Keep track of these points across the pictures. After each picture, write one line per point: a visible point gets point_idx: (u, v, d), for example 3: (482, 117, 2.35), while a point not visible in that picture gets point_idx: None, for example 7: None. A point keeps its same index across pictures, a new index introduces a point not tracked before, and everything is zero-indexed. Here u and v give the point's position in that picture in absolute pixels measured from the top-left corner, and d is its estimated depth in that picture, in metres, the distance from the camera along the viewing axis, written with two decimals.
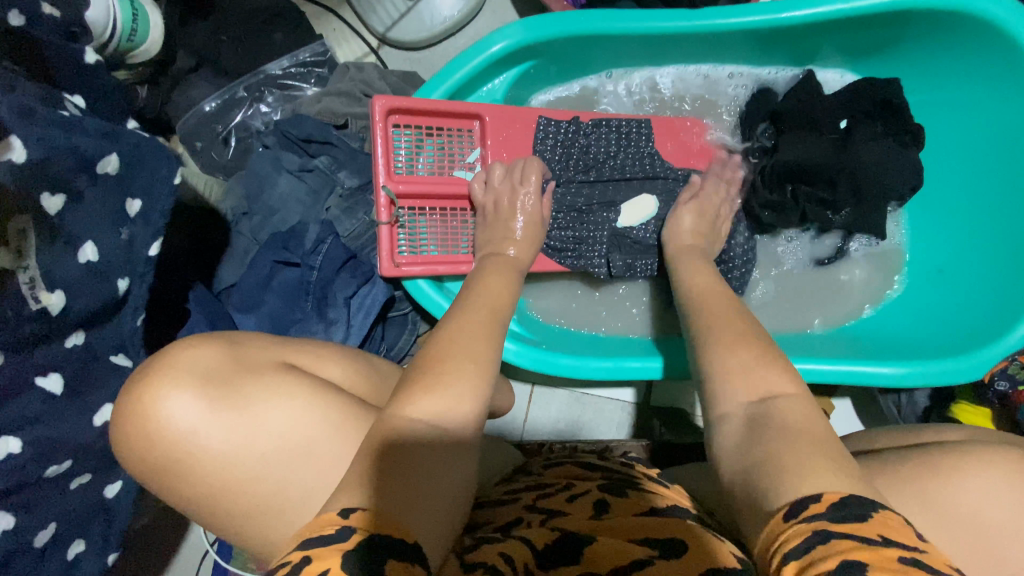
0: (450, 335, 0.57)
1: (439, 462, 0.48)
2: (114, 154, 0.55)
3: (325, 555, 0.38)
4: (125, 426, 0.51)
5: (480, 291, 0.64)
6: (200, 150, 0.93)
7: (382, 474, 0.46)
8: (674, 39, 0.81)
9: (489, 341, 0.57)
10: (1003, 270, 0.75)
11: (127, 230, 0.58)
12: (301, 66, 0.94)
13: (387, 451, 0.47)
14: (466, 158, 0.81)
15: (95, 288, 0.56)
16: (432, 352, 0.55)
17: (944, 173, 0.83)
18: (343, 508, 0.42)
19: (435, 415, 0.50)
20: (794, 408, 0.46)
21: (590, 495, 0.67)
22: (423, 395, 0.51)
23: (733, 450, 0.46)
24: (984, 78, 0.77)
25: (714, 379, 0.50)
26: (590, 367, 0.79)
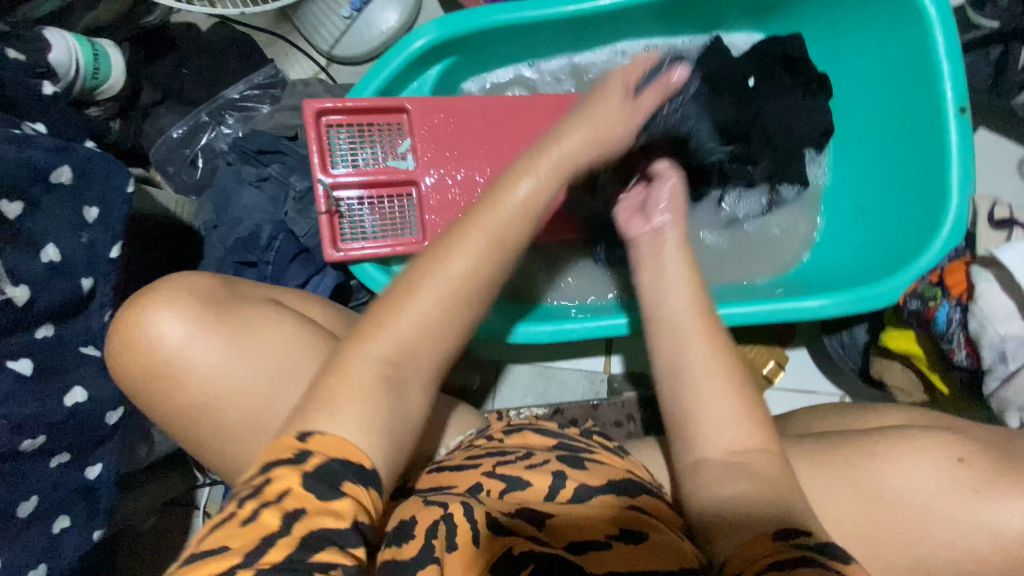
0: (433, 258, 0.50)
1: (395, 393, 0.46)
2: (66, 165, 0.64)
3: (285, 473, 0.39)
4: (119, 344, 0.58)
5: (496, 197, 0.54)
6: (172, 173, 1.01)
7: (339, 394, 0.44)
8: (581, 22, 0.88)
9: (457, 261, 0.50)
10: (913, 199, 0.78)
11: (88, 234, 0.66)
12: (256, 89, 1.03)
13: (341, 372, 0.45)
14: (398, 149, 0.87)
15: (58, 285, 0.64)
16: (414, 274, 0.50)
17: (853, 116, 0.86)
18: (304, 431, 0.42)
19: (400, 344, 0.47)
20: (766, 463, 0.50)
21: (548, 463, 0.62)
22: (393, 325, 0.47)
23: (711, 485, 0.50)
24: (870, 21, 0.81)
25: (734, 408, 0.52)
26: (533, 332, 0.83)
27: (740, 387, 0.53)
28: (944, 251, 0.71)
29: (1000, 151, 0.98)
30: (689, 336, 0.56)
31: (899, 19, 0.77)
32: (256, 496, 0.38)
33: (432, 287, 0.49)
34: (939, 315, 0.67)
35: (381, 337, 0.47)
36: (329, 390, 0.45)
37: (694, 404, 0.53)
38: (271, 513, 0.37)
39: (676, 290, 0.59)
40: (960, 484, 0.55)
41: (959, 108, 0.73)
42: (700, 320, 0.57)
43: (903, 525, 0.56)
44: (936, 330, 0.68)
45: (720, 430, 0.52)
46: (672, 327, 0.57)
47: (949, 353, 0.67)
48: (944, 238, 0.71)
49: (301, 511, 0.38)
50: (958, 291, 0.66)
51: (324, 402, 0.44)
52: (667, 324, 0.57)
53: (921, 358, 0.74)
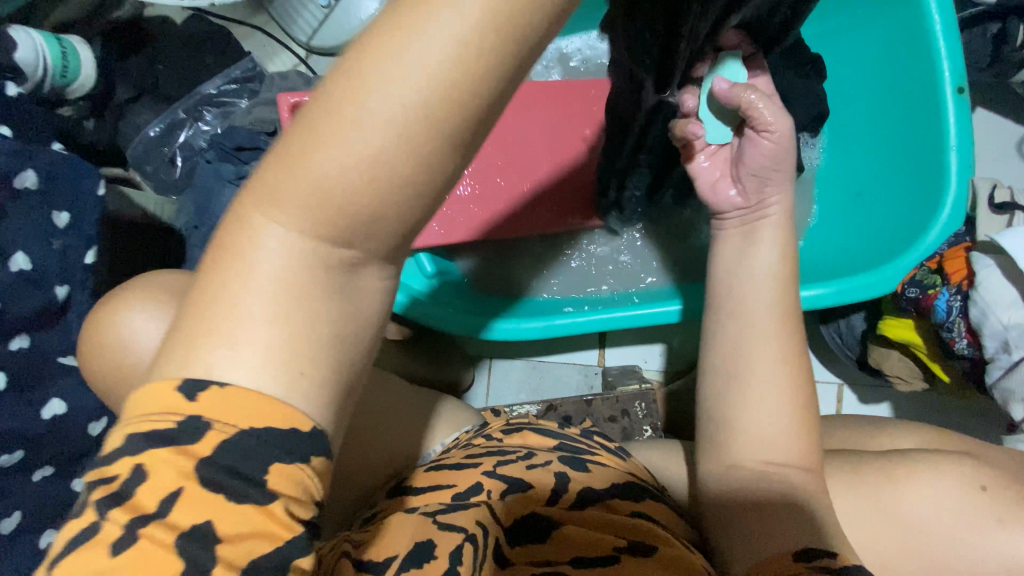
0: (377, 39, 0.26)
1: (337, 292, 0.30)
2: (31, 170, 0.61)
3: (166, 468, 0.28)
4: (93, 344, 0.57)
5: None
6: (150, 173, 0.98)
7: (233, 310, 0.28)
8: None
9: (440, 32, 0.25)
10: (911, 183, 0.75)
11: (59, 240, 0.65)
12: (233, 83, 1.00)
13: (233, 271, 0.28)
14: None
15: (31, 295, 0.62)
16: (363, 49, 0.26)
17: (850, 96, 0.83)
18: (184, 378, 0.28)
19: (333, 223, 0.28)
20: (801, 477, 0.50)
21: (551, 463, 0.60)
22: (320, 155, 0.26)
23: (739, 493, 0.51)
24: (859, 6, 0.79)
25: (785, 412, 0.52)
26: (519, 328, 0.81)
27: (801, 392, 0.52)
28: (942, 236, 0.69)
29: (998, 130, 0.96)
30: (764, 330, 0.53)
31: None
32: (134, 517, 0.28)
33: (391, 81, 0.25)
34: (939, 303, 0.66)
35: (300, 183, 0.27)
36: (214, 302, 0.28)
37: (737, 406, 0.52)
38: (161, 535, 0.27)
39: (759, 283, 0.55)
40: (984, 515, 0.50)
41: (957, 88, 0.71)
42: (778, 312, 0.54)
43: (919, 557, 0.50)
44: (934, 318, 0.66)
45: (769, 437, 0.51)
46: (744, 314, 0.54)
47: (948, 342, 0.66)
48: (942, 224, 0.69)
49: (206, 527, 0.28)
50: (958, 277, 0.66)
51: (207, 327, 0.28)
52: (732, 319, 0.55)
53: (920, 346, 0.72)
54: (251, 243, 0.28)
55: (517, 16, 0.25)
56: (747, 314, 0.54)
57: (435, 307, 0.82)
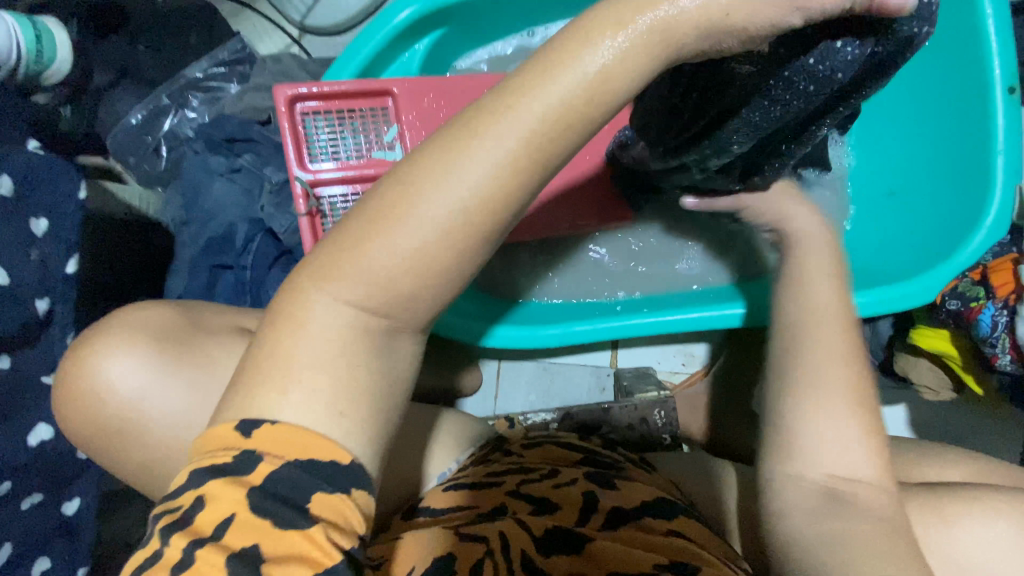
0: (425, 167, 0.34)
1: (380, 353, 0.35)
2: (6, 176, 0.56)
3: (224, 494, 0.31)
4: (81, 411, 0.50)
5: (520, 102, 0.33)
6: (133, 164, 0.91)
7: (288, 360, 0.33)
8: None
9: (484, 157, 0.33)
10: (954, 186, 0.71)
11: (37, 250, 0.59)
12: (221, 66, 0.92)
13: (292, 326, 0.33)
14: (385, 137, 0.78)
15: (11, 311, 0.57)
16: (423, 164, 0.34)
17: (886, 93, 0.79)
18: (244, 419, 0.32)
19: (366, 289, 0.33)
20: (871, 496, 0.45)
21: (577, 482, 0.57)
22: (383, 245, 0.33)
23: (802, 514, 0.45)
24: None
25: (850, 431, 0.46)
26: (538, 335, 0.77)
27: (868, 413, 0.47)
28: (988, 241, 0.65)
29: None
30: (823, 336, 0.50)
31: None
32: None
33: (434, 197, 0.33)
34: (983, 318, 0.64)
35: (354, 263, 0.33)
36: (271, 358, 0.33)
37: (802, 412, 0.47)
38: (214, 556, 0.30)
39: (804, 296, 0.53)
40: None
41: (1008, 88, 0.66)
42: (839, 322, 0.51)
43: None
44: (978, 333, 0.64)
45: (834, 454, 0.46)
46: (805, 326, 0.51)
47: (992, 358, 0.64)
48: (988, 228, 0.65)
49: (248, 552, 0.31)
50: (1005, 292, 0.63)
51: (262, 377, 0.33)
52: (796, 328, 0.52)
53: (954, 357, 0.70)
54: (306, 311, 0.34)
55: (538, 163, 0.34)
56: (812, 317, 0.51)
57: (455, 315, 0.78)
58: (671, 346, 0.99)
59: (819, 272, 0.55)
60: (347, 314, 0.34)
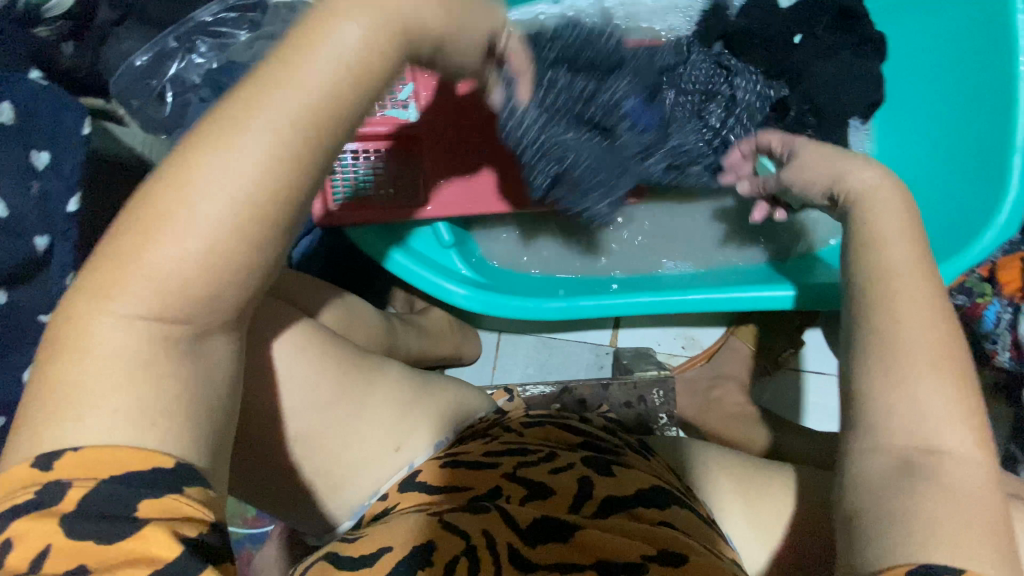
0: (180, 164, 0.31)
1: (183, 358, 0.32)
2: (6, 103, 0.56)
3: (35, 526, 0.28)
4: None
5: (285, 70, 0.31)
6: (137, 108, 0.87)
7: (76, 387, 0.29)
8: None
9: (243, 148, 0.30)
10: (967, 181, 0.71)
11: (39, 183, 0.57)
12: (231, 11, 0.89)
13: (75, 350, 0.30)
14: (399, 96, 0.76)
15: (9, 247, 0.57)
16: (178, 166, 0.30)
17: (907, 86, 0.79)
18: (44, 450, 0.29)
19: (153, 300, 0.30)
20: (961, 471, 0.40)
21: (574, 467, 0.56)
22: (158, 251, 0.30)
23: (871, 485, 0.41)
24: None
25: (942, 394, 0.41)
26: (541, 308, 0.76)
27: (955, 381, 0.42)
28: (997, 241, 0.65)
29: None
30: (916, 311, 0.44)
31: None
32: None
33: (196, 199, 0.30)
34: (988, 314, 0.65)
35: (144, 276, 0.30)
36: (56, 385, 0.29)
37: (884, 377, 0.43)
38: None
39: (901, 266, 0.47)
40: None
41: None
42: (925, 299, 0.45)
43: None
44: (981, 328, 0.66)
45: (916, 416, 0.41)
46: (884, 293, 0.46)
47: (991, 354, 0.66)
48: (999, 227, 0.65)
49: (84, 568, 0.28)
50: (1012, 289, 0.64)
51: (53, 403, 0.29)
52: (870, 296, 0.47)
53: None
54: (97, 332, 0.30)
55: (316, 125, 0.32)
56: (898, 276, 0.46)
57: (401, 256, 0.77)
58: (674, 328, 0.99)
59: (896, 239, 0.49)
60: (146, 329, 0.30)
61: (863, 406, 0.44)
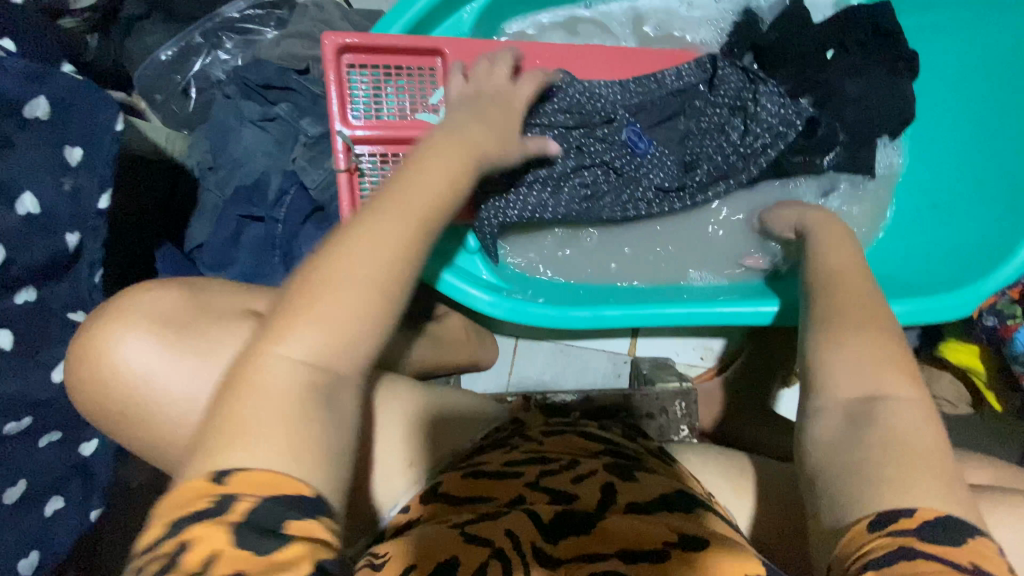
0: (340, 244, 0.40)
1: (325, 404, 0.37)
2: (42, 96, 0.53)
3: (209, 534, 0.31)
4: (89, 389, 0.51)
5: (411, 176, 0.44)
6: (160, 103, 0.89)
7: (244, 422, 0.34)
8: None
9: (390, 230, 0.40)
10: (1000, 202, 0.71)
11: (70, 179, 0.56)
12: (259, 8, 0.88)
13: (250, 389, 0.36)
14: (429, 99, 0.75)
15: (42, 242, 0.55)
16: (336, 248, 0.39)
17: (939, 103, 0.79)
18: (219, 470, 0.33)
19: (316, 350, 0.37)
20: (907, 414, 0.40)
21: (596, 474, 0.56)
22: (327, 303, 0.37)
23: (828, 446, 0.41)
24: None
25: (870, 354, 0.43)
26: (567, 317, 0.76)
27: (892, 340, 0.44)
28: None
29: None
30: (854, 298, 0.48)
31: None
32: None
33: (354, 269, 0.38)
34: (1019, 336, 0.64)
35: (312, 325, 0.37)
36: (230, 421, 0.35)
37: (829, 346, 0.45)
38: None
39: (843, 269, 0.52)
40: None
41: None
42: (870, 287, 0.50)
43: None
44: (1012, 350, 0.65)
45: (860, 374, 0.43)
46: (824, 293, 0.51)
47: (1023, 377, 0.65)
48: None
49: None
50: None
51: (226, 437, 0.34)
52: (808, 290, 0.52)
53: (979, 372, 0.71)
54: (267, 372, 0.36)
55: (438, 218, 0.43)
56: (827, 280, 0.52)
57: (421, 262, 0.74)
58: (692, 339, 0.99)
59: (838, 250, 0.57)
60: (307, 371, 0.37)
61: (817, 377, 0.45)
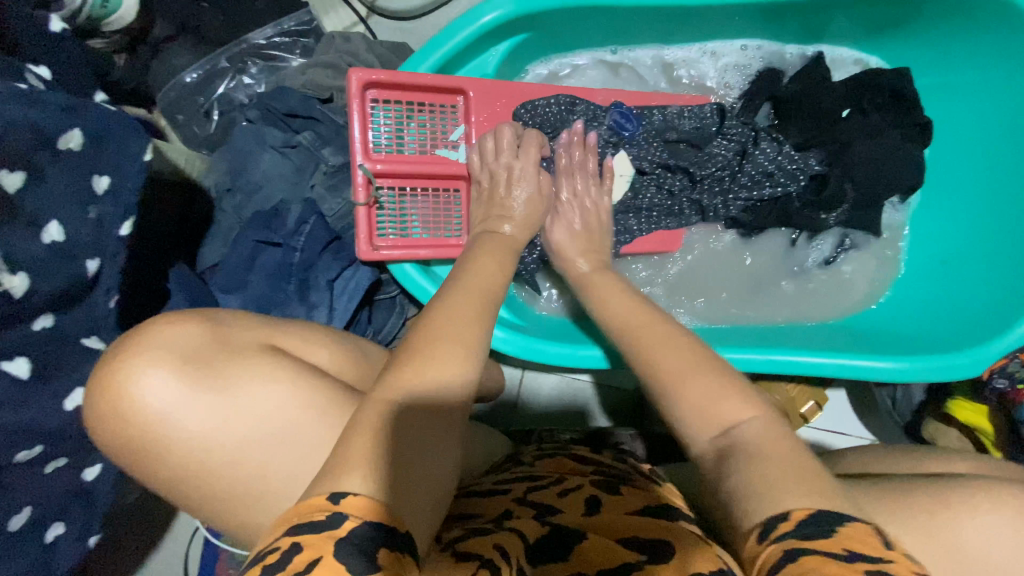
0: (434, 321, 0.50)
1: (417, 450, 0.43)
2: (77, 129, 0.53)
3: (317, 542, 0.34)
4: (102, 420, 0.50)
5: (476, 270, 0.58)
6: (181, 123, 0.89)
7: (355, 455, 0.39)
8: (689, 15, 0.77)
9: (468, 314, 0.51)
10: (1013, 262, 0.73)
11: (95, 208, 0.56)
12: (285, 36, 0.90)
13: (365, 436, 0.41)
14: (450, 136, 0.76)
15: (63, 270, 0.55)
16: (428, 322, 0.50)
17: (948, 161, 0.80)
18: (334, 491, 0.37)
19: (422, 394, 0.45)
20: (757, 429, 0.45)
21: (583, 487, 0.55)
22: (428, 352, 0.47)
23: (708, 476, 0.45)
24: (977, 46, 0.75)
25: (706, 388, 0.47)
26: (578, 355, 0.76)
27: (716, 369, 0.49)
28: None
29: None
30: (655, 326, 0.55)
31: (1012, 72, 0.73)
32: None
33: (448, 337, 0.48)
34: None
35: (424, 376, 0.46)
36: (346, 455, 0.39)
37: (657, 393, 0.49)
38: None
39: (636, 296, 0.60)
40: None
41: None
42: (655, 315, 0.57)
43: None
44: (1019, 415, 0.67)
45: (700, 412, 0.47)
46: (639, 323, 0.57)
47: None
48: None
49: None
50: None
51: (337, 466, 0.38)
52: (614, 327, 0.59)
53: (987, 433, 0.73)
54: (384, 411, 0.43)
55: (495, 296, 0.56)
56: (628, 317, 0.58)
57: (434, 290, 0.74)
58: None
59: (624, 284, 0.64)
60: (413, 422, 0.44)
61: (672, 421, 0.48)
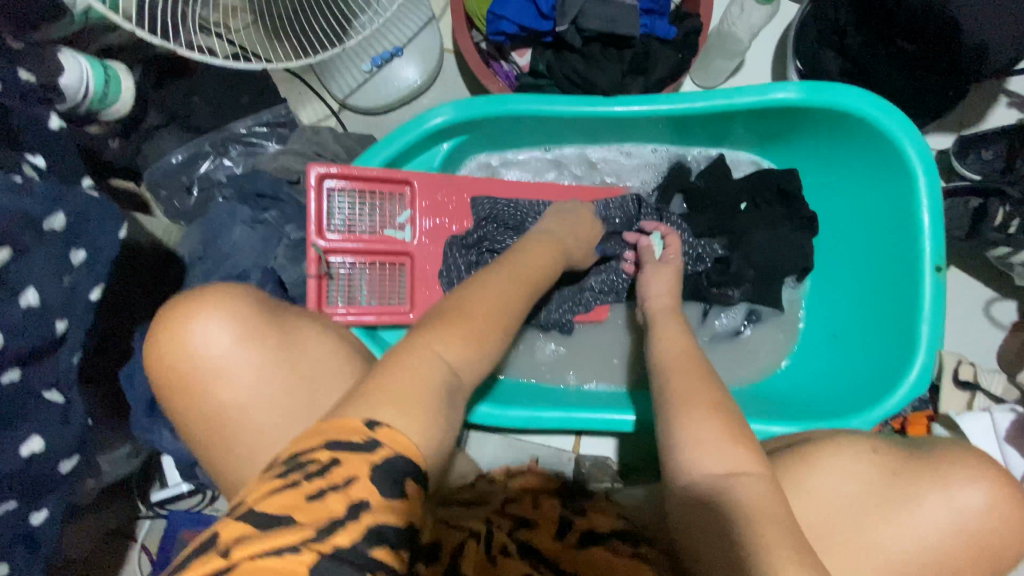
0: (492, 290, 0.60)
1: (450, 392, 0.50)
2: (60, 212, 0.63)
3: (352, 462, 0.41)
4: (177, 332, 0.56)
5: (525, 254, 0.69)
6: (164, 198, 1.00)
7: (404, 393, 0.46)
8: (606, 125, 0.90)
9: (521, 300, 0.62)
10: (885, 341, 0.82)
11: (70, 277, 0.65)
12: (264, 126, 1.03)
13: (408, 370, 0.48)
14: (397, 218, 0.87)
15: (34, 332, 0.62)
16: (484, 286, 0.60)
17: (836, 248, 0.91)
18: (370, 419, 0.43)
19: (460, 357, 0.52)
20: (753, 489, 0.52)
21: (553, 508, 0.61)
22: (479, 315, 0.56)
23: (697, 509, 0.52)
24: (843, 152, 0.88)
25: (711, 430, 0.56)
26: (505, 415, 0.83)
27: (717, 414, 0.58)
28: (906, 399, 0.76)
29: (968, 290, 1.05)
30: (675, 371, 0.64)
31: (870, 178, 0.86)
32: None
33: (500, 304, 0.59)
34: None
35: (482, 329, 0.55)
36: (396, 384, 0.47)
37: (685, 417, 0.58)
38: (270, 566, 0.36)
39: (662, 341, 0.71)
40: None
41: (934, 268, 0.78)
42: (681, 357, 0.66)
43: None
44: None
45: (713, 446, 0.55)
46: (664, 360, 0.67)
47: None
48: (908, 387, 0.76)
49: (366, 504, 0.40)
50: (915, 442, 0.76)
51: (381, 399, 0.45)
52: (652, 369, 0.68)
53: None
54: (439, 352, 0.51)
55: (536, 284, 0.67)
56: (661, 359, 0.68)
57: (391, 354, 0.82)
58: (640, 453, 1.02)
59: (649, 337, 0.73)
60: (468, 362, 0.53)
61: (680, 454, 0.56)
